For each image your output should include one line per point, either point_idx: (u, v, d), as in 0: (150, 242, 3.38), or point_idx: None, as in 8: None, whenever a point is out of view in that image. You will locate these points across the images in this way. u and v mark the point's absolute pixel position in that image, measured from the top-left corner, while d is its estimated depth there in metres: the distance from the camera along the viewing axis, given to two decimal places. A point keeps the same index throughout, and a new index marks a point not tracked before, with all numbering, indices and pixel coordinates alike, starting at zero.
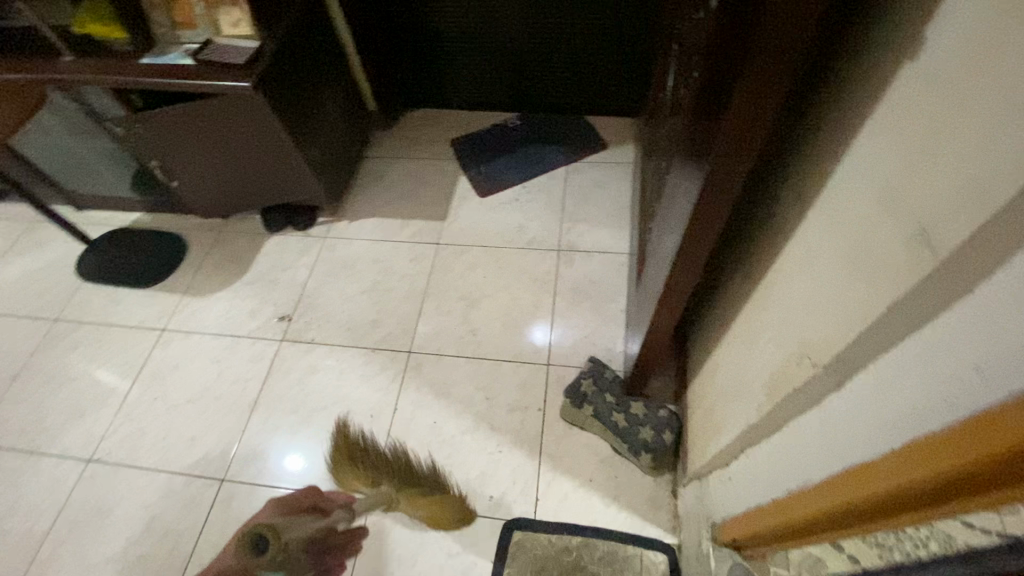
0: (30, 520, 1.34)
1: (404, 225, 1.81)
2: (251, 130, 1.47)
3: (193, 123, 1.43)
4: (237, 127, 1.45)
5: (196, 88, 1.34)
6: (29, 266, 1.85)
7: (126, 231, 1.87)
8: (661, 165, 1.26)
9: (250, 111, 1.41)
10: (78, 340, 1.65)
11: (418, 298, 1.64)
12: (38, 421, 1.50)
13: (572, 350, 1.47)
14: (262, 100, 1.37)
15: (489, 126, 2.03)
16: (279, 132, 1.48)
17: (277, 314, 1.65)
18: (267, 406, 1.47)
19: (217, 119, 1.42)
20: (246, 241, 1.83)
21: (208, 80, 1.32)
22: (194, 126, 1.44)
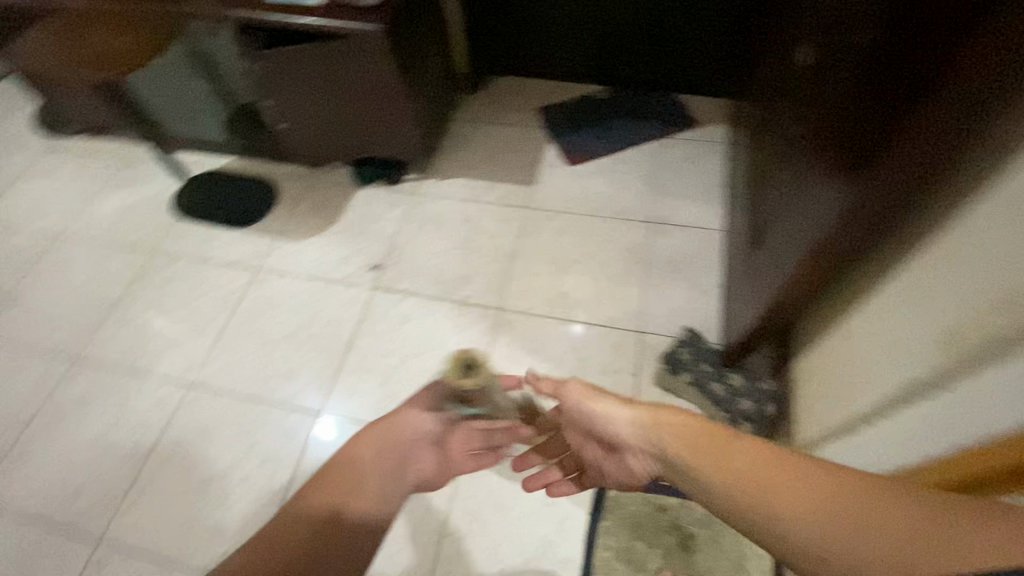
0: (136, 435, 1.40)
1: (491, 186, 1.78)
2: (366, 76, 1.48)
3: (312, 65, 1.45)
4: (354, 73, 1.48)
5: (324, 29, 1.36)
6: (126, 200, 1.91)
7: (219, 173, 1.91)
8: (773, 151, 1.26)
9: (368, 57, 1.42)
10: (175, 273, 1.70)
11: (506, 257, 1.62)
12: (141, 346, 1.55)
13: (667, 321, 1.46)
14: (385, 44, 1.38)
15: (576, 97, 1.98)
16: (392, 81, 1.49)
17: (368, 263, 1.67)
18: (361, 349, 1.50)
19: (337, 62, 1.44)
20: (335, 191, 1.85)
21: (339, 23, 1.34)
22: (313, 69, 1.46)
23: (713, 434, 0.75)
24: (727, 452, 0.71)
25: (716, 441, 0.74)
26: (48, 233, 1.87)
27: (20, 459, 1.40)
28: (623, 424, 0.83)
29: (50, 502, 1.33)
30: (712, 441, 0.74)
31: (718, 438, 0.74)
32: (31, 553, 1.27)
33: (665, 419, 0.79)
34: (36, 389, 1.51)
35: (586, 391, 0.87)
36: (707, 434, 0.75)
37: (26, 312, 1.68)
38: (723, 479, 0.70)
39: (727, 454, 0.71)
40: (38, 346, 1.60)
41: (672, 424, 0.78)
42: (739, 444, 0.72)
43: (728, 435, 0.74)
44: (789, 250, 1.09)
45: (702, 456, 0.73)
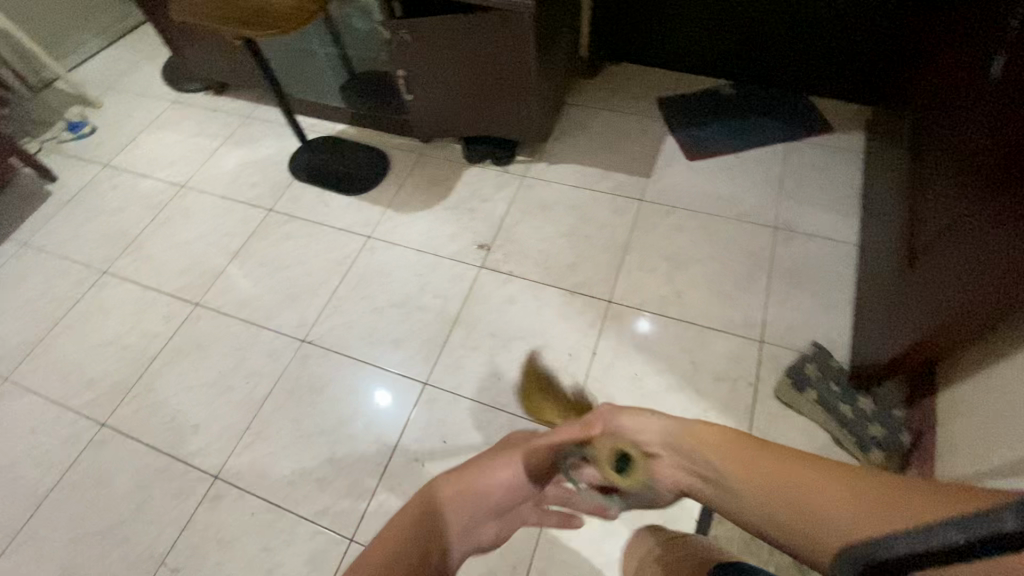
0: (251, 383, 1.45)
1: (605, 176, 1.75)
2: (505, 51, 1.47)
3: (455, 36, 1.44)
4: (493, 46, 1.46)
5: None
6: (245, 157, 1.97)
7: (334, 139, 1.95)
8: (925, 171, 1.20)
9: (512, 30, 1.41)
10: (290, 232, 1.75)
11: (619, 250, 1.58)
12: (258, 298, 1.61)
13: (789, 332, 1.39)
14: (532, 18, 1.37)
15: (697, 91, 1.94)
16: (529, 57, 1.47)
17: (476, 241, 1.66)
18: (467, 324, 1.49)
19: (479, 35, 1.44)
20: (446, 166, 1.85)
21: None
22: (454, 39, 1.45)
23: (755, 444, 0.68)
24: (770, 463, 0.65)
25: (756, 452, 0.68)
26: (169, 180, 1.94)
27: (143, 391, 1.47)
28: (652, 437, 0.76)
29: (169, 436, 1.39)
30: (754, 457, 0.67)
31: (756, 452, 0.67)
32: (149, 482, 1.33)
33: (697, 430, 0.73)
34: (159, 327, 1.59)
35: (613, 412, 0.79)
36: (744, 444, 0.69)
37: (148, 254, 1.75)
38: (766, 495, 0.64)
39: (774, 468, 0.65)
40: (158, 287, 1.67)
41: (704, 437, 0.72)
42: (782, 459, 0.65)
43: (771, 447, 0.67)
44: (931, 283, 1.05)
45: (728, 464, 0.69)
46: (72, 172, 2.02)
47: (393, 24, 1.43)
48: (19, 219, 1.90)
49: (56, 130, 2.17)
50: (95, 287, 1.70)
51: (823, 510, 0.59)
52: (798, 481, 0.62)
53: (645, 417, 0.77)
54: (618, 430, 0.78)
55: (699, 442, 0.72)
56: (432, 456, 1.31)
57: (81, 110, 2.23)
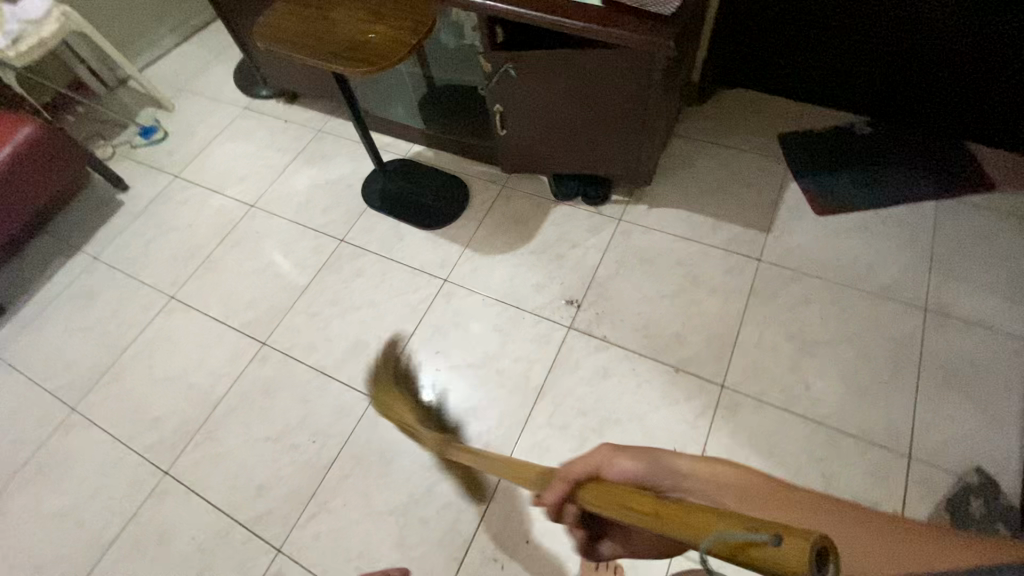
0: (318, 444, 1.35)
1: (715, 227, 1.53)
2: (622, 90, 1.27)
3: (567, 73, 1.26)
4: (609, 84, 1.27)
5: (601, 37, 1.14)
6: (317, 177, 1.86)
7: (411, 162, 1.81)
8: None
9: (635, 69, 1.21)
10: (361, 268, 1.62)
11: (731, 322, 1.38)
12: (325, 341, 1.50)
13: (942, 448, 1.17)
14: (663, 60, 1.17)
15: (825, 126, 1.68)
16: (650, 98, 1.28)
17: (564, 295, 1.48)
18: (554, 398, 1.33)
19: (595, 74, 1.25)
20: (532, 201, 1.67)
21: (625, 35, 1.11)
22: (564, 75, 1.27)
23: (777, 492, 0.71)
24: (787, 503, 0.70)
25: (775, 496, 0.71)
26: (239, 198, 1.85)
27: (207, 440, 1.39)
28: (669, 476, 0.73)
29: (232, 496, 1.31)
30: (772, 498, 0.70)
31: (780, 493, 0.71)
32: (211, 547, 1.25)
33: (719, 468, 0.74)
34: (224, 367, 1.50)
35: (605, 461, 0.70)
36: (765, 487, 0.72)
37: (215, 280, 1.67)
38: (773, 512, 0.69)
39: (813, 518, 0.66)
40: (225, 320, 1.58)
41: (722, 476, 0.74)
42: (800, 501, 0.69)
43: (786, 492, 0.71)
44: None
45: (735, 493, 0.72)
46: (143, 181, 1.96)
47: (497, 56, 1.26)
48: (90, 230, 1.85)
49: (128, 133, 2.11)
50: (161, 314, 1.62)
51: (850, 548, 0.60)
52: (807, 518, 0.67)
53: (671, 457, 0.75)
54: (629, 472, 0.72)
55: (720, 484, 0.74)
56: (513, 557, 1.17)
57: (153, 112, 2.16)
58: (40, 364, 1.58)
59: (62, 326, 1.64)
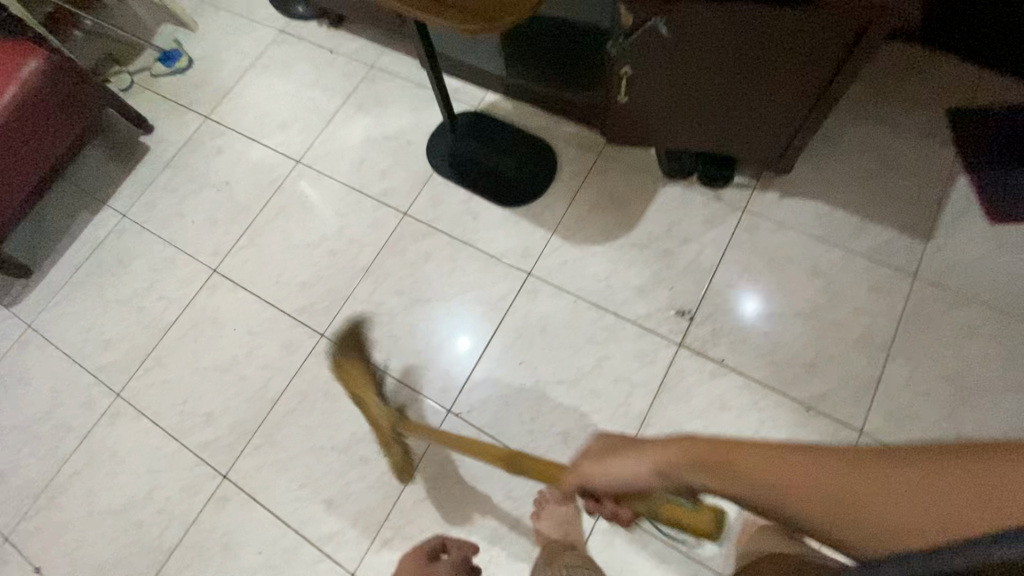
0: (389, 459, 1.21)
1: (860, 229, 1.27)
2: (807, 58, 0.99)
3: (742, 31, 0.95)
4: (793, 50, 0.98)
5: None
6: (372, 129, 1.58)
7: (486, 118, 1.51)
8: None
9: (845, 29, 0.92)
10: (430, 251, 1.40)
11: (874, 354, 1.17)
12: (392, 337, 1.33)
13: None
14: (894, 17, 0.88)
15: (1010, 101, 1.34)
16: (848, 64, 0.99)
17: (672, 304, 1.26)
18: (660, 430, 1.16)
19: (781, 34, 0.95)
20: (633, 179, 1.39)
21: None
22: (739, 37, 0.97)
23: (720, 448, 0.54)
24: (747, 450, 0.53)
25: (729, 450, 0.54)
26: (284, 152, 1.60)
27: (265, 444, 1.26)
28: (626, 475, 0.62)
29: (297, 510, 1.20)
30: (715, 458, 0.54)
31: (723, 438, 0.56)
32: (280, 565, 1.16)
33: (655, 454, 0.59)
34: (280, 360, 1.34)
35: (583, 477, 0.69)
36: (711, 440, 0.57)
37: (263, 254, 1.47)
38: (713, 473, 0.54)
39: (744, 462, 0.52)
40: (277, 304, 1.40)
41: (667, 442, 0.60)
42: (744, 446, 0.53)
43: (734, 444, 0.54)
44: None
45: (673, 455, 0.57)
46: (169, 122, 1.70)
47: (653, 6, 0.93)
48: (115, 180, 1.63)
49: (147, 59, 1.80)
50: (205, 290, 1.45)
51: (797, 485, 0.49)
52: (759, 474, 0.51)
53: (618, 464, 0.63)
54: (603, 480, 0.64)
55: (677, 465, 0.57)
56: None
57: (174, 31, 1.84)
58: (76, 339, 1.43)
59: (95, 296, 1.48)
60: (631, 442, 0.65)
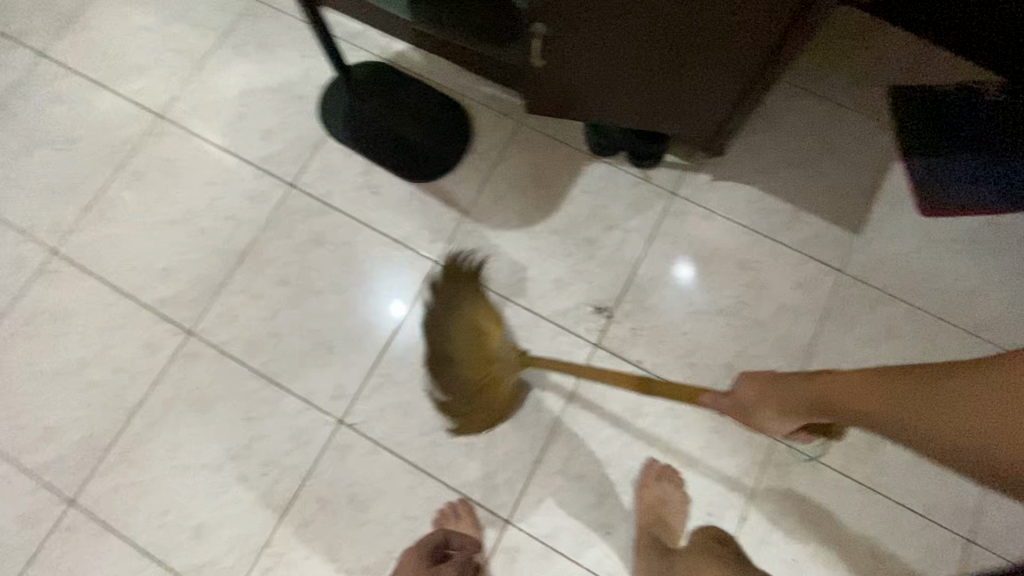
0: (269, 477, 1.07)
1: (792, 219, 1.18)
2: (748, 23, 0.84)
3: None
4: (731, 16, 0.83)
5: None
6: (251, 80, 1.31)
7: (389, 73, 1.27)
8: None
9: None
10: (321, 233, 1.20)
11: (795, 357, 1.11)
12: (274, 336, 1.14)
13: (1008, 533, 1.03)
14: None
15: (952, 82, 1.27)
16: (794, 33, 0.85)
17: (591, 301, 1.14)
18: (572, 440, 1.08)
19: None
20: (556, 153, 1.22)
21: None
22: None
23: (819, 389, 0.71)
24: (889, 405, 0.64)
25: (827, 384, 0.71)
26: (143, 104, 1.31)
27: (123, 464, 1.09)
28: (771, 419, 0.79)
29: (162, 538, 1.05)
30: (822, 395, 0.71)
31: (861, 385, 0.67)
32: None
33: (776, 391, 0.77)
34: (139, 363, 1.14)
35: (740, 408, 0.82)
36: (851, 384, 0.68)
37: (117, 233, 1.22)
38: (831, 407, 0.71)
39: (837, 393, 0.69)
40: (135, 295, 1.18)
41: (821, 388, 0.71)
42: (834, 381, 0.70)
43: (829, 378, 0.71)
44: None
45: (803, 394, 0.73)
46: None
47: None
48: None
49: None
50: (44, 277, 1.20)
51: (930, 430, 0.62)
52: (847, 396, 0.68)
53: (752, 397, 0.80)
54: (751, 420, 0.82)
55: (800, 397, 0.74)
56: None
57: None
58: None
59: None
60: (761, 377, 0.80)
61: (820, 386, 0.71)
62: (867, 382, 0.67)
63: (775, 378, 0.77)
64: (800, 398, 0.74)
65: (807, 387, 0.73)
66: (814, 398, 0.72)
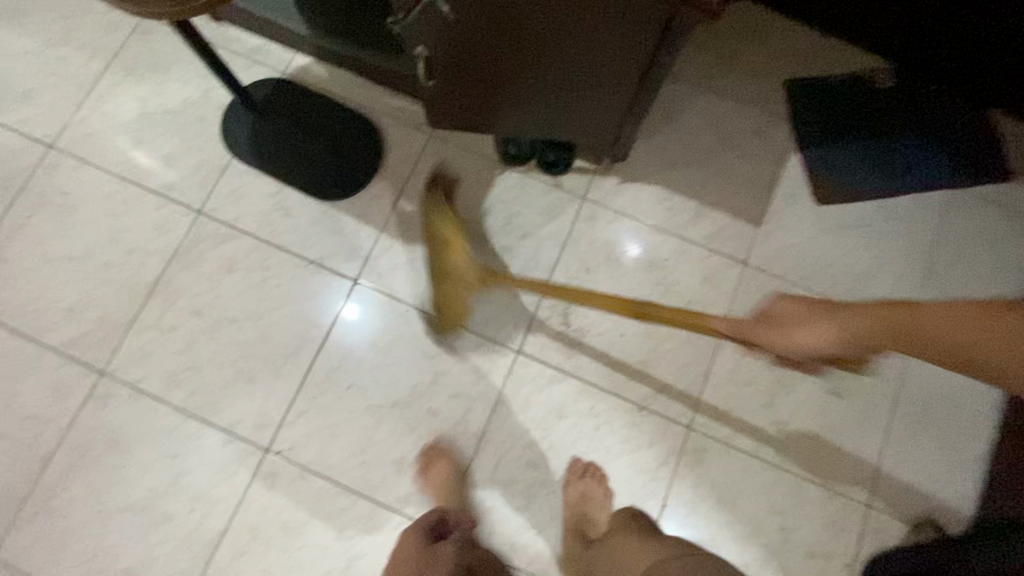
0: (198, 512, 1.07)
1: (698, 215, 1.23)
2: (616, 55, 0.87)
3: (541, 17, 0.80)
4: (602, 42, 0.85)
5: None
6: (146, 103, 1.26)
7: (292, 90, 1.24)
8: None
9: (649, 26, 0.80)
10: (233, 259, 1.18)
11: (706, 348, 1.17)
12: (193, 369, 1.13)
13: (900, 497, 1.13)
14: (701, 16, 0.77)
15: (844, 72, 1.32)
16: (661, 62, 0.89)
17: (509, 309, 1.17)
18: (498, 447, 1.11)
19: (583, 25, 0.81)
20: (468, 163, 1.23)
21: None
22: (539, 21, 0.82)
23: (902, 314, 0.64)
24: (998, 331, 0.59)
25: (924, 314, 0.63)
26: (31, 135, 1.24)
27: (40, 513, 1.06)
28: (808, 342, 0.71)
29: None
30: (906, 321, 0.64)
31: (986, 317, 0.60)
32: None
33: (837, 316, 0.69)
34: (49, 408, 1.10)
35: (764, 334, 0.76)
36: (960, 313, 0.61)
37: (13, 274, 1.17)
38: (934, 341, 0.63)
39: (936, 327, 0.62)
40: (40, 337, 1.14)
41: (901, 317, 0.64)
42: (932, 309, 0.63)
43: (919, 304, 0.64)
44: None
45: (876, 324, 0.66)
46: None
47: None
48: None
49: None
50: None
51: None
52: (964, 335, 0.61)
53: (789, 323, 0.73)
54: (778, 345, 0.74)
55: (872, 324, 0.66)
56: None
57: None
58: None
59: None
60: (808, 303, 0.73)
61: (912, 313, 0.64)
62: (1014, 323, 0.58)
63: (847, 303, 0.69)
64: (867, 325, 0.67)
65: (876, 311, 0.66)
66: (904, 328, 0.64)
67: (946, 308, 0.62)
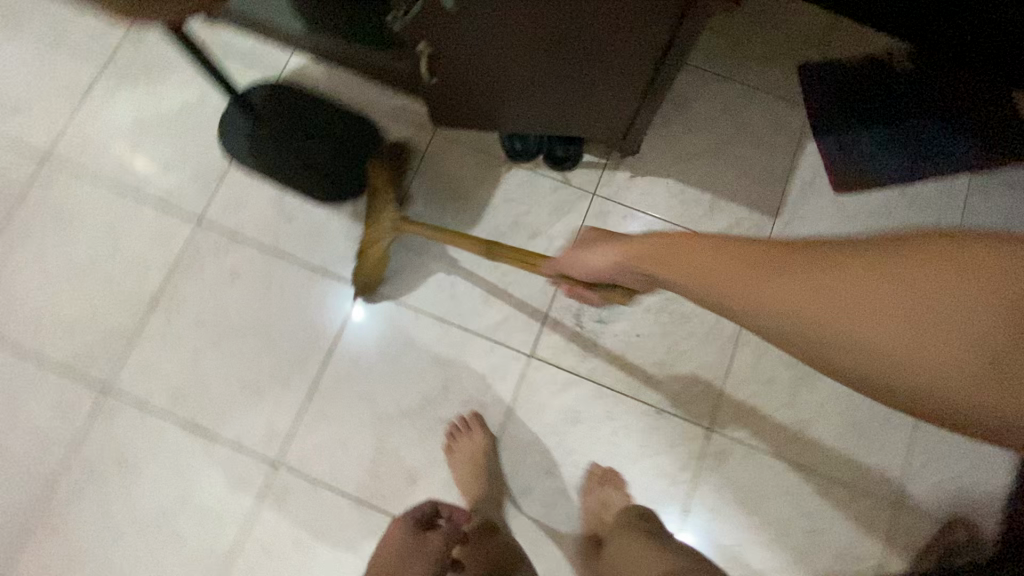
0: (207, 529, 1.04)
1: (713, 208, 1.18)
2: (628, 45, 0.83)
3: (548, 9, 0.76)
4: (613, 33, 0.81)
5: None
6: (141, 110, 1.22)
7: (289, 92, 1.20)
8: None
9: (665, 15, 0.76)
10: (235, 269, 1.15)
11: (725, 346, 1.13)
12: (198, 382, 1.10)
13: (930, 495, 1.09)
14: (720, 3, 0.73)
15: (860, 55, 1.27)
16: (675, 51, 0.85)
17: (520, 312, 1.13)
18: (513, 454, 1.08)
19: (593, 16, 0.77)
20: (474, 162, 1.19)
21: None
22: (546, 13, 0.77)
23: (684, 252, 0.66)
24: (757, 278, 0.57)
25: (706, 254, 0.63)
26: (25, 147, 1.21)
27: (47, 534, 1.04)
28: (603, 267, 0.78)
29: None
30: (675, 260, 0.66)
31: (752, 258, 0.60)
32: None
33: (639, 251, 0.72)
34: (52, 427, 1.08)
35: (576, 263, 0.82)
36: (742, 255, 0.61)
37: (11, 291, 1.14)
38: (700, 282, 0.63)
39: (707, 268, 0.62)
40: (41, 355, 1.11)
41: (685, 253, 0.65)
42: (711, 247, 0.64)
43: (696, 240, 0.66)
44: None
45: (672, 269, 0.66)
46: None
47: None
48: None
49: None
50: None
51: (760, 313, 0.57)
52: (708, 268, 0.62)
53: (602, 252, 0.78)
54: (582, 270, 0.81)
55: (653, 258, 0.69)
56: None
57: None
58: None
59: None
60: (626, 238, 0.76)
61: (688, 247, 0.66)
62: (775, 262, 0.58)
63: (653, 238, 0.71)
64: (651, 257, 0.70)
65: (668, 246, 0.68)
66: (683, 262, 0.65)
67: (722, 251, 0.62)
